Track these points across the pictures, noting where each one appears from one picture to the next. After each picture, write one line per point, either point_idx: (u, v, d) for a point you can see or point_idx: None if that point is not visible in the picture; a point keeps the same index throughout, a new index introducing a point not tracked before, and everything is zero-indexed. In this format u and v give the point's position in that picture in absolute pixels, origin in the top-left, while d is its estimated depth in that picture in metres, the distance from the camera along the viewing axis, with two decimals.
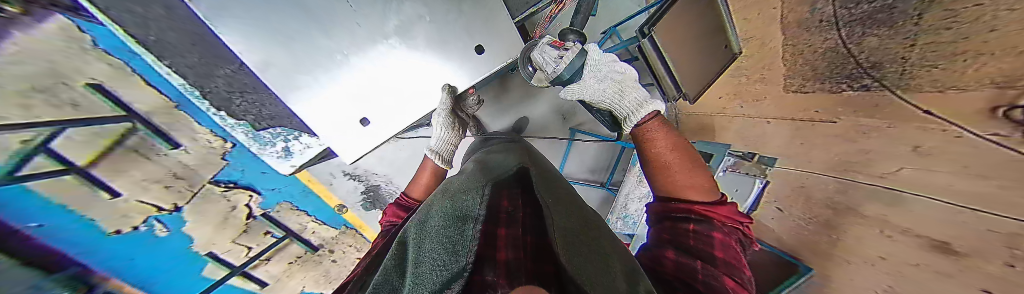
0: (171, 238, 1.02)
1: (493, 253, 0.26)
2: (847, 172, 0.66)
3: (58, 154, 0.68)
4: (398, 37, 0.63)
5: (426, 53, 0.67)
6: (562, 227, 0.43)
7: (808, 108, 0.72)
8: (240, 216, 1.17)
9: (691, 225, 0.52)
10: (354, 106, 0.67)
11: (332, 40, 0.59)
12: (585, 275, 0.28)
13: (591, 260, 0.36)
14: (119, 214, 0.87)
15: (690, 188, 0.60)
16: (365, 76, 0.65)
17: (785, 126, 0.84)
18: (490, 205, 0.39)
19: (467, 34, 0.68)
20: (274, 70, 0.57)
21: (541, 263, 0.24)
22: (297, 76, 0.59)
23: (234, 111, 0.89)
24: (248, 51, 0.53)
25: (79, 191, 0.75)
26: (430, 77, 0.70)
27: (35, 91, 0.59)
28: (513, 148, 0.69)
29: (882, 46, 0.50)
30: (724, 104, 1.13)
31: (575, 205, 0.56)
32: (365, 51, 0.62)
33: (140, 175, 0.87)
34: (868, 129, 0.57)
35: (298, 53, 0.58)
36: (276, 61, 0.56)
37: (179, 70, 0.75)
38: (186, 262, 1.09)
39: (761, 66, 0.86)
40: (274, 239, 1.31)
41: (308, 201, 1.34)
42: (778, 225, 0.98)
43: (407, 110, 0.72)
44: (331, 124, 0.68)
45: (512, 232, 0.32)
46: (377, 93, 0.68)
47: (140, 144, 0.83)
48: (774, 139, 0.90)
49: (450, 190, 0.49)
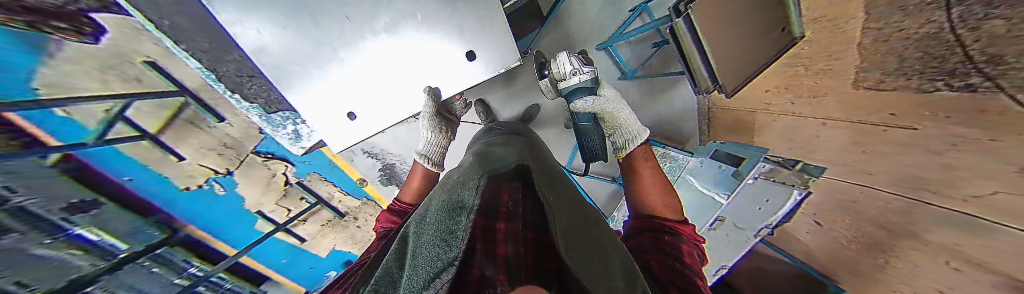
0: (227, 197, 1.21)
1: (490, 248, 0.23)
2: (918, 190, 0.55)
3: (135, 123, 0.88)
4: (386, 34, 0.63)
5: (414, 51, 0.67)
6: (562, 220, 0.40)
7: (881, 110, 0.56)
8: (279, 182, 1.30)
9: (666, 235, 0.55)
10: (347, 100, 0.74)
11: (320, 34, 0.60)
12: (588, 270, 0.26)
13: (591, 253, 0.33)
14: (177, 172, 1.05)
15: (666, 207, 0.64)
16: (357, 70, 0.68)
17: (843, 129, 0.68)
18: (490, 198, 0.37)
19: (458, 32, 0.65)
20: (266, 55, 0.61)
21: (542, 258, 0.21)
22: (290, 65, 0.64)
23: (246, 94, 0.86)
24: (241, 35, 0.56)
25: (154, 155, 0.97)
26: (418, 72, 0.71)
27: (103, 69, 0.75)
28: (517, 142, 0.66)
29: (1005, 33, 0.33)
30: (769, 99, 0.90)
31: (579, 203, 0.53)
32: (354, 45, 0.63)
33: (198, 143, 1.04)
34: (963, 140, 0.43)
35: (286, 41, 0.59)
36: (271, 51, 0.60)
37: (194, 55, 0.69)
38: (242, 217, 1.29)
39: (825, 52, 0.66)
40: (308, 204, 1.47)
41: (335, 174, 1.46)
42: (813, 239, 0.93)
43: (397, 108, 0.77)
44: (323, 113, 0.75)
45: (512, 226, 0.30)
46: (367, 86, 0.71)
47: (194, 117, 0.99)
48: (826, 143, 0.74)
49: (449, 184, 0.48)
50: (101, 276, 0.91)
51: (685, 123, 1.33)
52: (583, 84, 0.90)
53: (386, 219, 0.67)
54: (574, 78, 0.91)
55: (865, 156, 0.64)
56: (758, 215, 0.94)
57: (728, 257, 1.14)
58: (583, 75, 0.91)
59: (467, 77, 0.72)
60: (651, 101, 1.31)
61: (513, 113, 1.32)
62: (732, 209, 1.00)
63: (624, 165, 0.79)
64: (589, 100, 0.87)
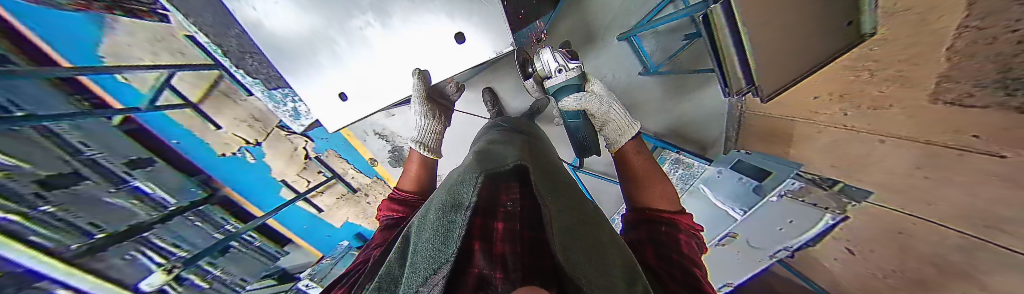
0: (257, 165, 1.34)
1: (489, 246, 0.21)
2: (993, 230, 0.46)
3: (180, 92, 0.99)
4: (376, 13, 0.62)
5: (404, 32, 0.65)
6: (567, 213, 0.38)
7: (954, 129, 0.45)
8: (300, 156, 1.42)
9: (663, 227, 0.52)
10: (336, 81, 0.75)
11: (314, 13, 0.61)
12: (591, 260, 0.23)
13: (589, 243, 0.30)
14: (217, 139, 1.18)
15: (662, 198, 0.61)
16: (353, 51, 0.68)
17: (904, 149, 0.56)
18: (489, 194, 0.34)
19: (447, 11, 0.61)
20: (261, 31, 0.64)
21: (540, 258, 0.19)
22: (292, 42, 0.66)
23: (248, 69, 0.89)
24: (239, 10, 0.60)
25: (196, 121, 1.09)
26: (406, 52, 0.69)
27: (154, 41, 0.84)
28: (520, 143, 0.62)
29: None
30: (817, 107, 0.74)
31: (580, 202, 0.49)
32: (351, 24, 0.64)
33: (233, 115, 1.14)
34: None
35: (276, 18, 0.62)
36: (276, 26, 0.63)
37: (201, 29, 0.73)
38: (270, 183, 1.44)
39: (901, 56, 0.50)
40: (324, 178, 1.57)
41: (348, 151, 1.53)
42: (843, 267, 0.85)
43: (389, 91, 0.77)
44: (315, 94, 0.78)
45: (513, 225, 0.27)
46: (362, 67, 0.72)
47: (228, 91, 1.07)
48: (880, 163, 0.63)
49: (450, 183, 0.46)
50: (153, 224, 1.04)
51: (709, 128, 1.20)
52: (567, 82, 0.78)
53: (387, 207, 0.68)
54: (557, 75, 0.78)
55: (928, 182, 0.54)
56: (777, 235, 0.90)
57: (738, 274, 1.11)
58: (568, 72, 0.79)
59: (456, 62, 0.69)
60: (672, 100, 1.20)
61: (520, 105, 1.28)
62: (746, 226, 0.94)
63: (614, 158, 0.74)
64: (579, 96, 0.78)
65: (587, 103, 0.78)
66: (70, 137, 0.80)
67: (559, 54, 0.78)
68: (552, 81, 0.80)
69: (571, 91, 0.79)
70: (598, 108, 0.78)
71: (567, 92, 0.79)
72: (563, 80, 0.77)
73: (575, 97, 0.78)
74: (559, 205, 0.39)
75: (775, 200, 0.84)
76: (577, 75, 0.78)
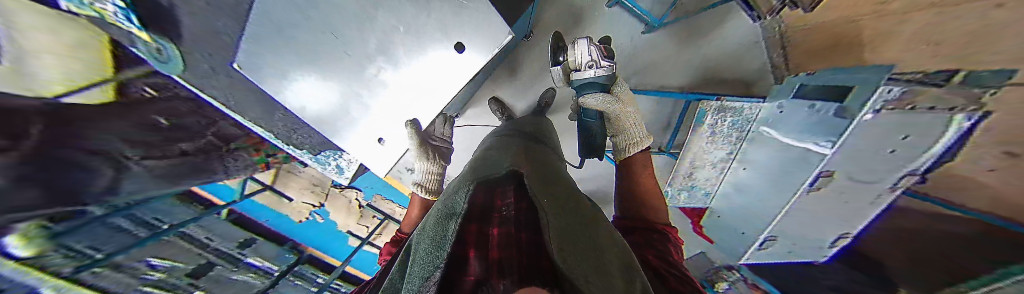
0: (325, 222, 1.57)
1: (480, 251, 0.18)
2: None
3: (258, 179, 1.24)
4: (382, 59, 0.67)
5: (409, 65, 0.69)
6: (564, 212, 0.36)
7: None
8: (355, 206, 1.61)
9: (653, 233, 0.76)
10: (370, 129, 0.83)
11: (333, 74, 0.69)
12: (590, 266, 0.21)
13: (585, 244, 0.28)
14: (293, 209, 1.43)
15: (654, 211, 0.83)
16: (374, 98, 0.76)
17: (1002, 10, 0.42)
18: (482, 201, 0.31)
19: (439, 38, 0.64)
20: (302, 105, 0.75)
21: (538, 258, 0.15)
22: (325, 105, 0.76)
23: (293, 140, 0.99)
24: (282, 93, 0.71)
25: (273, 199, 1.33)
26: (418, 83, 0.72)
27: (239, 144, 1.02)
28: (515, 147, 0.58)
29: None
30: None
31: (584, 203, 0.45)
32: (364, 78, 0.71)
33: (299, 185, 1.37)
34: None
35: (308, 87, 0.71)
36: (307, 99, 0.74)
37: (257, 123, 0.89)
38: (339, 236, 1.66)
39: None
40: (379, 220, 1.73)
41: (390, 192, 1.67)
42: (996, 186, 0.61)
43: (406, 127, 0.81)
44: (358, 146, 0.87)
45: (511, 229, 0.24)
46: (385, 108, 0.78)
47: (289, 167, 1.29)
48: (973, 38, 0.47)
49: (446, 193, 0.45)
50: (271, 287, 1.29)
51: (746, 61, 1.01)
52: (593, 79, 0.79)
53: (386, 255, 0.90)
54: (588, 71, 0.78)
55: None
56: (880, 161, 0.73)
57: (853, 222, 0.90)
58: (598, 68, 0.77)
59: (460, 73, 0.68)
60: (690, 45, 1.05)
61: (528, 105, 1.27)
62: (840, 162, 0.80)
63: (620, 166, 0.90)
64: (601, 96, 0.78)
65: (606, 106, 0.78)
66: (195, 233, 1.03)
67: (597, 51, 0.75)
68: (579, 75, 0.82)
69: (596, 89, 0.80)
70: (617, 112, 0.81)
71: (593, 89, 0.79)
72: (587, 79, 0.78)
73: (598, 98, 0.77)
74: (557, 204, 0.37)
75: (871, 118, 0.68)
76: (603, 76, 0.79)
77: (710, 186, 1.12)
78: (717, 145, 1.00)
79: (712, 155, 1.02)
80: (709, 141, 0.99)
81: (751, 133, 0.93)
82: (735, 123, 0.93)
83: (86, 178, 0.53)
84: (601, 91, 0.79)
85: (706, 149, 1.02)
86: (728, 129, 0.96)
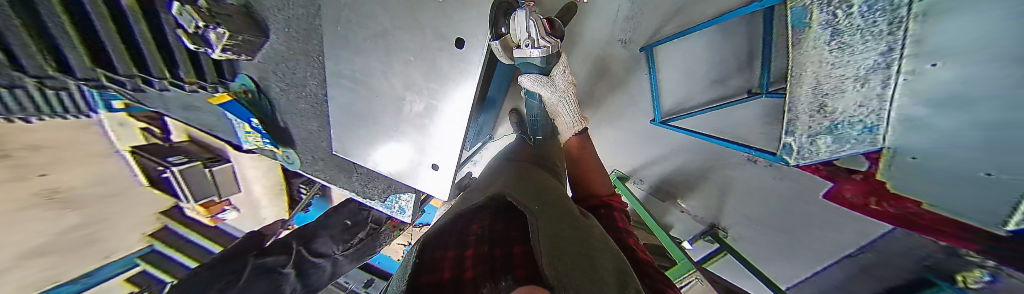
0: None
1: (451, 272, 0.18)
2: None
3: None
4: (405, 87, 0.48)
5: (412, 73, 0.46)
6: (554, 226, 0.34)
7: None
8: None
9: (601, 210, 0.70)
10: (421, 158, 0.59)
11: (350, 114, 0.55)
12: (573, 270, 0.20)
13: (577, 252, 0.26)
14: (390, 250, 1.77)
15: (602, 185, 0.82)
16: (399, 123, 0.54)
17: None
18: (457, 232, 0.33)
19: (436, 36, 0.41)
20: (352, 151, 0.61)
21: (519, 268, 0.16)
22: (359, 143, 0.59)
23: (365, 193, 1.03)
24: (337, 144, 0.61)
25: None
26: (430, 94, 0.48)
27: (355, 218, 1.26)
28: (503, 178, 0.59)
29: None
30: None
31: (573, 217, 0.44)
32: (401, 117, 0.53)
33: None
34: None
35: (341, 132, 0.58)
36: (363, 163, 0.62)
37: None
38: None
39: None
40: None
41: None
42: None
43: (446, 150, 0.55)
44: (424, 180, 0.63)
45: (486, 248, 0.24)
46: (414, 134, 0.55)
47: None
48: None
49: (434, 225, 0.44)
50: None
51: None
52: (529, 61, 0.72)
53: None
54: (528, 52, 0.56)
55: None
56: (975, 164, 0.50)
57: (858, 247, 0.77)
58: (541, 44, 0.56)
59: (465, 64, 0.42)
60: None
61: None
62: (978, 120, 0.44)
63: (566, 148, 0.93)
64: (537, 79, 0.77)
65: (542, 89, 0.80)
66: None
67: (538, 26, 0.52)
68: (521, 55, 0.57)
69: (533, 71, 0.74)
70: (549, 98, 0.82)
71: (533, 71, 0.75)
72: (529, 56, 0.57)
73: (531, 81, 0.77)
74: (544, 220, 0.35)
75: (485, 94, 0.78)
76: (541, 56, 0.60)
77: (878, 120, 0.58)
78: (859, 51, 0.50)
79: (851, 69, 0.54)
80: (833, 52, 0.55)
81: (919, 7, 0.40)
82: (875, 6, 0.43)
83: (316, 270, 1.04)
84: (538, 72, 0.76)
85: (833, 65, 0.56)
86: (861, 22, 0.47)
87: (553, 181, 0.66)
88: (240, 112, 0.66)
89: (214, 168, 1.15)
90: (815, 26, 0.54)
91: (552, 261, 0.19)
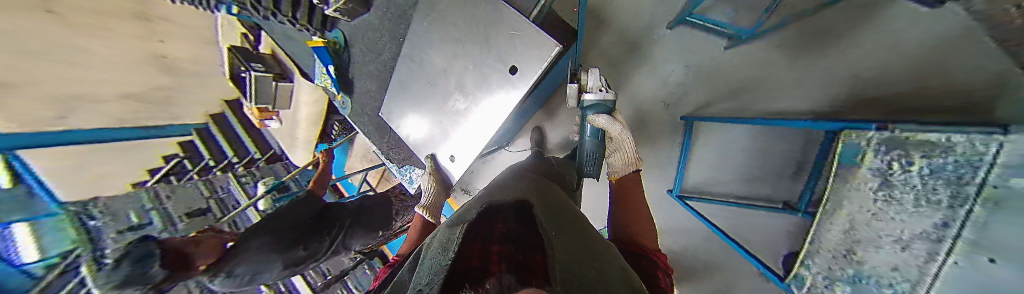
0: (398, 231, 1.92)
1: (484, 250, 0.19)
2: None
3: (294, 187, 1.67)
4: (456, 87, 0.56)
5: (467, 73, 0.52)
6: (560, 234, 0.34)
7: None
8: None
9: (643, 260, 0.52)
10: (444, 144, 0.67)
11: (407, 84, 0.63)
12: (586, 276, 0.20)
13: (586, 261, 0.27)
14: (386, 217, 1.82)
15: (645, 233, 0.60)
16: (439, 107, 0.61)
17: None
18: (479, 215, 0.35)
19: (497, 59, 0.48)
20: (392, 113, 0.71)
21: (540, 263, 0.16)
22: (404, 109, 0.67)
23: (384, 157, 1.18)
24: (387, 107, 0.70)
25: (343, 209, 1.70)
26: (471, 93, 0.55)
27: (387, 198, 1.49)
28: (513, 182, 0.64)
29: None
30: None
31: (583, 227, 0.45)
32: (444, 105, 0.60)
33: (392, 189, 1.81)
34: None
35: (394, 94, 0.67)
36: (395, 128, 0.72)
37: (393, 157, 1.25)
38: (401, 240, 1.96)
39: None
40: None
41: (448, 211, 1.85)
42: None
43: (465, 143, 0.62)
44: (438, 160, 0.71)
45: (503, 234, 0.25)
46: (449, 124, 0.62)
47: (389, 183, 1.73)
48: None
49: (459, 209, 0.48)
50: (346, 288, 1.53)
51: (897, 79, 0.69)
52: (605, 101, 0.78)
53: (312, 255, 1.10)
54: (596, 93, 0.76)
55: None
56: None
57: None
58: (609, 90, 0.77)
59: (508, 85, 0.49)
60: (803, 57, 0.89)
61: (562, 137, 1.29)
62: None
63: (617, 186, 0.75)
64: (607, 117, 0.79)
65: (610, 127, 0.80)
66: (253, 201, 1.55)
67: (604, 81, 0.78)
68: (591, 96, 0.77)
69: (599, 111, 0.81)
70: (619, 134, 0.80)
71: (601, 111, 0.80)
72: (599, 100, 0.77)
73: (602, 119, 0.79)
74: (551, 228, 0.35)
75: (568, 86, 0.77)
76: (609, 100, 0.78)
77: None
78: (911, 210, 0.50)
79: (900, 228, 0.52)
80: (879, 200, 0.55)
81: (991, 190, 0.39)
82: (939, 172, 0.46)
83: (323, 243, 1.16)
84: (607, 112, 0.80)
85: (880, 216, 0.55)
86: (921, 184, 0.49)
87: (561, 193, 0.68)
88: (325, 57, 0.82)
89: (279, 84, 1.36)
90: (866, 166, 0.53)
91: (564, 270, 0.19)
